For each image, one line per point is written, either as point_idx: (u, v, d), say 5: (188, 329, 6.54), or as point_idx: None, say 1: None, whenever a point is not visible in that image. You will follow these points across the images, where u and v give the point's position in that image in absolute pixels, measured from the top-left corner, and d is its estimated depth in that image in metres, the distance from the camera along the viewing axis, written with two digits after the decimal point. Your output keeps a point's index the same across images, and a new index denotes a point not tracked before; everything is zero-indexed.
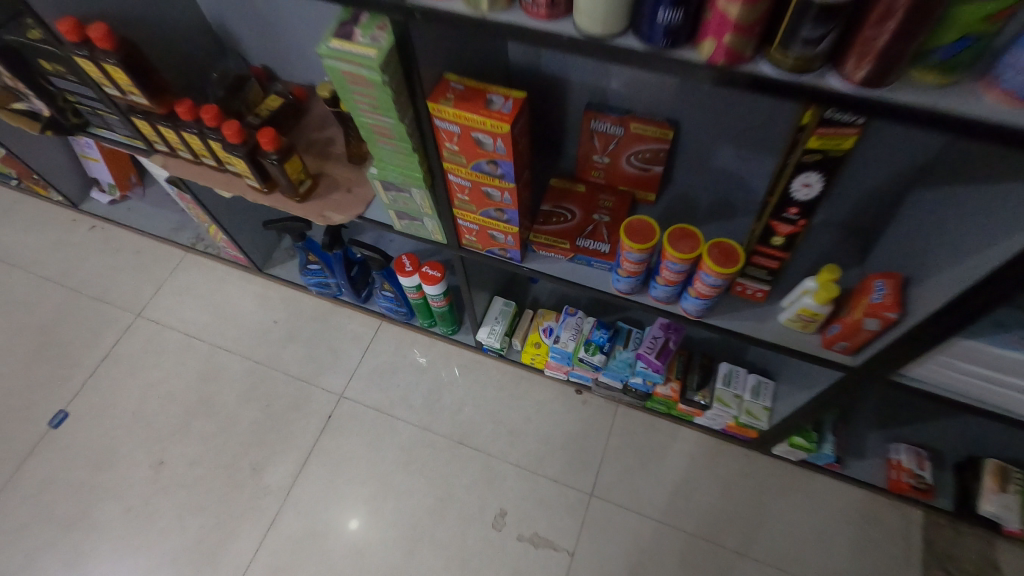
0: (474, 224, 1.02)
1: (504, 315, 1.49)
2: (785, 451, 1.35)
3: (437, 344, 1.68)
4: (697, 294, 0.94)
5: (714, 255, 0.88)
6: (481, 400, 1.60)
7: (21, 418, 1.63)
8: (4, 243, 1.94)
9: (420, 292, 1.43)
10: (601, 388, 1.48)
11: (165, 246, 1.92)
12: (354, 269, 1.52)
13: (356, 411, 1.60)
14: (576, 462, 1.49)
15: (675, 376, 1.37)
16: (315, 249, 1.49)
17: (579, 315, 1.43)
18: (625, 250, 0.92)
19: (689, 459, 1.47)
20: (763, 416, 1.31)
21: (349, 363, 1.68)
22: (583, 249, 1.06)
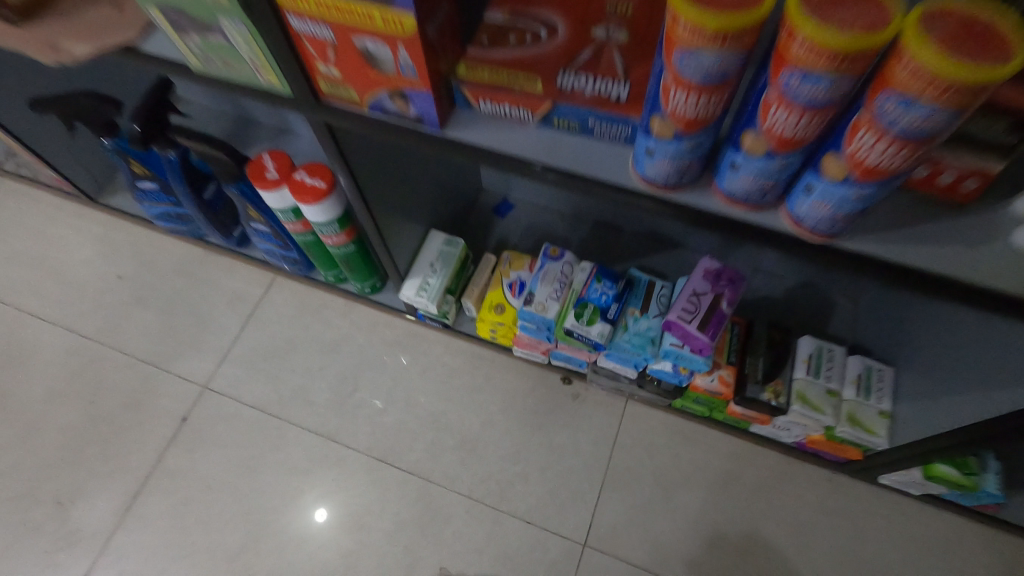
0: (324, 21, 0.45)
1: (444, 261, 0.90)
2: (906, 482, 0.82)
3: (355, 309, 1.12)
4: (849, 168, 0.38)
5: (935, 35, 0.31)
6: (417, 395, 1.04)
7: None
8: None
9: (302, 221, 0.86)
10: (602, 376, 0.93)
11: None
12: (210, 184, 0.96)
13: (227, 411, 1.04)
14: (560, 492, 0.95)
15: (726, 359, 0.82)
16: (135, 153, 0.89)
17: (569, 259, 0.87)
18: (676, 40, 0.35)
19: (736, 487, 0.94)
20: (878, 427, 0.78)
21: (219, 339, 1.11)
22: (566, 96, 0.48)
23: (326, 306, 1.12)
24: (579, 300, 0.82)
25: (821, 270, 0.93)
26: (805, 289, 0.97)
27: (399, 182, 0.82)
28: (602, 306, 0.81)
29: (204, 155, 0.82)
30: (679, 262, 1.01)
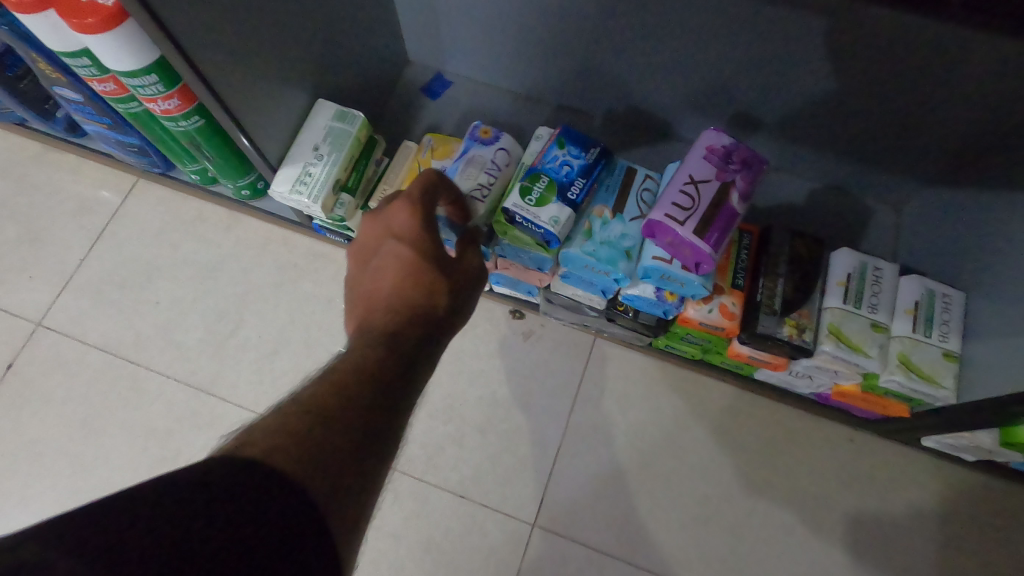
0: None
1: (338, 144, 0.64)
2: (963, 444, 0.61)
3: (240, 223, 0.85)
4: None
5: None
6: (321, 334, 0.80)
7: None
8: None
9: (115, 79, 0.58)
10: (560, 307, 0.69)
11: None
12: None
13: (71, 353, 0.79)
14: (504, 458, 0.73)
15: (732, 279, 0.58)
16: None
17: (511, 150, 0.62)
18: None
19: (731, 448, 0.72)
20: (943, 373, 0.55)
21: (60, 261, 0.84)
22: None
23: (203, 218, 0.85)
24: (529, 172, 0.56)
25: (858, 163, 0.67)
26: (833, 192, 0.72)
27: (239, 12, 0.53)
28: (562, 183, 0.55)
29: None
30: (665, 158, 0.75)
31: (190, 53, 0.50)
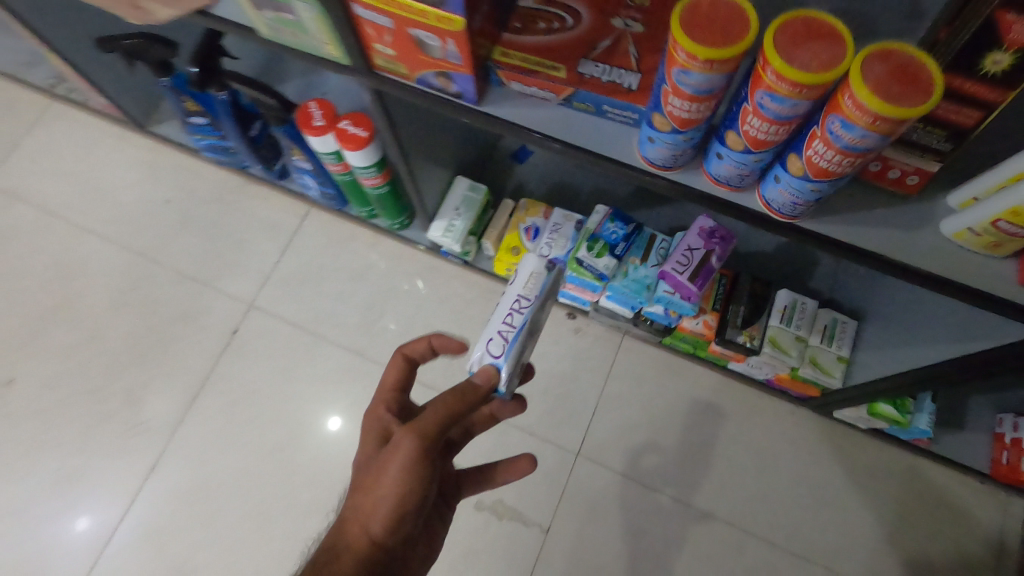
0: (380, 12, 0.53)
1: (469, 204, 1.01)
2: (856, 416, 0.96)
3: (382, 242, 1.23)
4: (806, 168, 0.48)
5: (872, 76, 0.40)
6: (438, 321, 1.18)
7: None
8: None
9: (344, 163, 0.96)
10: (604, 314, 1.06)
11: (23, 89, 1.40)
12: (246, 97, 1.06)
13: (271, 325, 1.19)
14: (560, 411, 1.10)
15: (713, 306, 0.93)
16: (187, 89, 0.99)
17: (572, 215, 1.00)
18: (676, 64, 0.44)
19: (712, 412, 1.09)
20: (837, 370, 0.91)
21: (261, 262, 1.24)
22: (588, 82, 0.57)
23: (357, 237, 1.24)
24: (592, 236, 0.93)
25: None
26: None
27: (428, 135, 0.90)
28: (611, 244, 0.92)
29: (255, 98, 0.91)
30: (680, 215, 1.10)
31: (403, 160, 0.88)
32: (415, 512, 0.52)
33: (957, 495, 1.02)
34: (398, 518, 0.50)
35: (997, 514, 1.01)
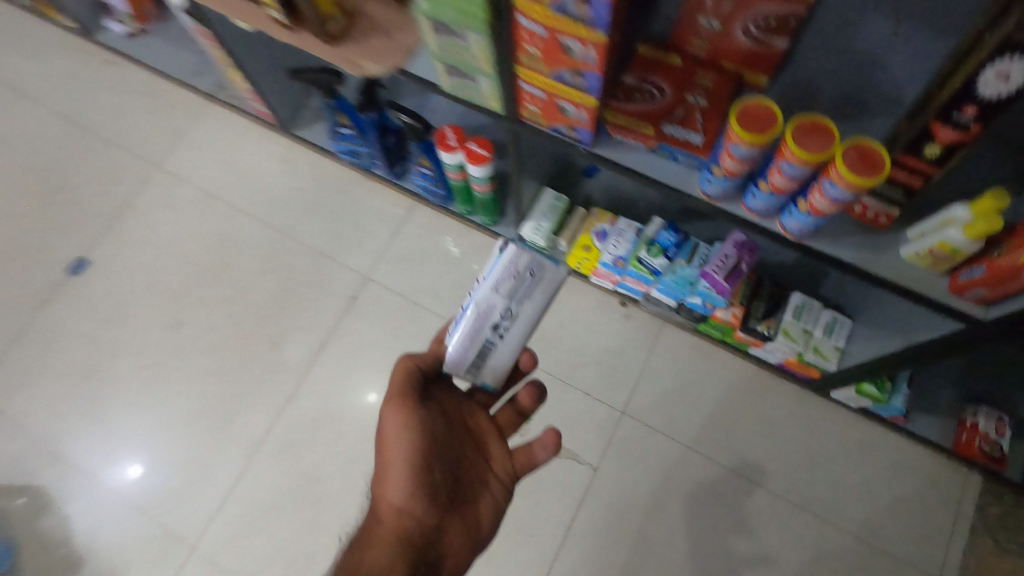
0: (540, 89, 0.82)
1: (553, 211, 1.33)
2: (847, 397, 1.23)
3: (472, 234, 1.53)
4: (810, 208, 0.76)
5: (850, 159, 0.68)
6: None
7: (44, 258, 1.58)
8: (24, 75, 1.80)
9: (462, 172, 1.26)
10: (651, 303, 1.34)
11: (187, 92, 1.73)
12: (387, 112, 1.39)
13: (381, 295, 1.50)
14: (610, 378, 1.38)
15: (740, 301, 1.20)
16: (347, 109, 1.32)
17: (635, 223, 1.29)
18: (731, 141, 0.72)
19: (732, 387, 1.36)
20: (832, 356, 1.17)
21: (375, 244, 1.54)
22: (669, 138, 0.87)
23: (452, 229, 1.54)
24: (650, 240, 1.22)
25: None
26: None
27: (533, 158, 1.20)
28: (665, 247, 1.21)
29: (406, 121, 1.23)
30: None
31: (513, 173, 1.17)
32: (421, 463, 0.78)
33: (927, 466, 1.27)
34: (407, 476, 0.77)
35: (958, 484, 1.26)
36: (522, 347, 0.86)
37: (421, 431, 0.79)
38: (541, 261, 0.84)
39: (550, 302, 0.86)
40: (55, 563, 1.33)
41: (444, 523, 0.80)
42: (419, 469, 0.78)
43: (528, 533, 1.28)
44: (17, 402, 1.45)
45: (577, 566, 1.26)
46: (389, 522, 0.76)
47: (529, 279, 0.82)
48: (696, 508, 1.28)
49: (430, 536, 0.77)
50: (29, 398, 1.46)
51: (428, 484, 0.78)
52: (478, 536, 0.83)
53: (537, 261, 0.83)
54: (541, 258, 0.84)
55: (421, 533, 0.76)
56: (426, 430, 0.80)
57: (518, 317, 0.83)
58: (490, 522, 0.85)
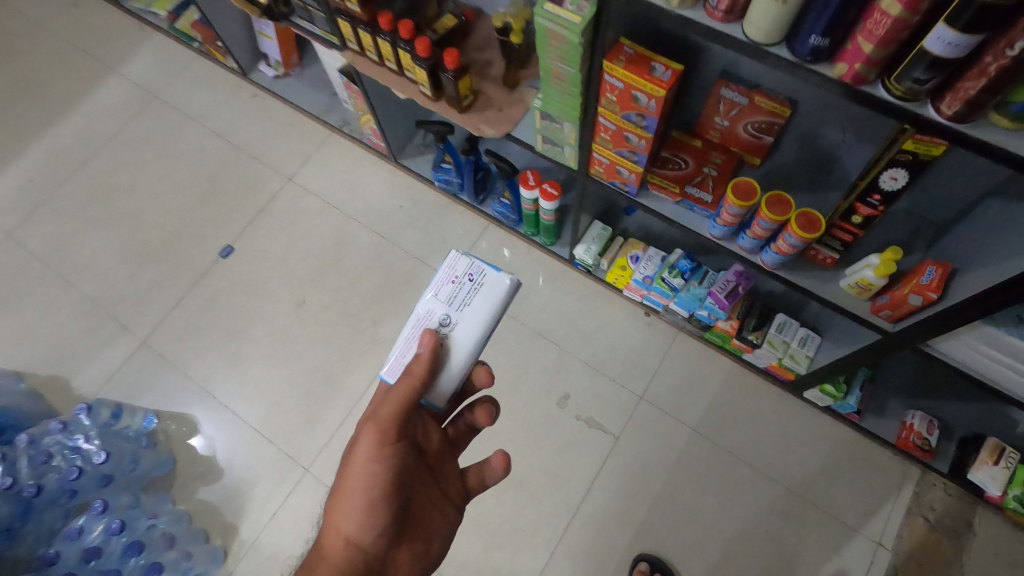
0: (606, 159, 1.25)
1: (600, 237, 1.75)
2: (815, 396, 1.61)
3: (533, 251, 1.95)
4: (778, 250, 1.17)
5: (801, 221, 1.09)
6: (562, 305, 1.88)
7: (201, 244, 2.05)
8: (190, 101, 2.32)
9: (534, 205, 1.69)
10: (670, 314, 1.74)
11: (316, 123, 2.22)
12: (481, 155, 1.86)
13: None
14: (633, 370, 1.78)
15: (736, 315, 1.60)
16: (452, 151, 1.79)
17: (661, 252, 1.72)
18: (727, 204, 1.15)
19: (729, 385, 1.74)
20: (804, 362, 1.55)
21: (457, 253, 1.98)
22: (689, 196, 1.29)
23: (517, 246, 1.97)
24: (672, 265, 1.65)
25: None
26: None
27: (590, 198, 1.64)
28: (683, 271, 1.64)
29: (497, 164, 1.67)
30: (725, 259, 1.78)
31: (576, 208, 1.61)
32: (381, 496, 0.95)
33: (879, 457, 1.63)
34: (368, 505, 0.94)
35: (902, 473, 1.61)
36: (467, 364, 1.03)
37: (382, 468, 0.95)
38: (490, 275, 1.05)
39: (495, 310, 1.04)
40: (202, 472, 1.73)
41: (391, 550, 0.97)
42: (375, 507, 0.94)
43: (562, 482, 1.66)
44: (177, 350, 1.90)
45: (598, 509, 1.63)
46: (341, 547, 0.93)
47: (480, 289, 1.04)
48: (694, 474, 1.65)
49: (376, 562, 0.94)
50: (184, 349, 1.90)
51: (380, 520, 0.94)
52: (428, 555, 1.03)
53: (478, 271, 1.06)
54: (490, 270, 1.05)
55: (368, 559, 0.93)
56: (390, 473, 0.95)
57: (476, 325, 1.03)
58: (437, 547, 1.04)
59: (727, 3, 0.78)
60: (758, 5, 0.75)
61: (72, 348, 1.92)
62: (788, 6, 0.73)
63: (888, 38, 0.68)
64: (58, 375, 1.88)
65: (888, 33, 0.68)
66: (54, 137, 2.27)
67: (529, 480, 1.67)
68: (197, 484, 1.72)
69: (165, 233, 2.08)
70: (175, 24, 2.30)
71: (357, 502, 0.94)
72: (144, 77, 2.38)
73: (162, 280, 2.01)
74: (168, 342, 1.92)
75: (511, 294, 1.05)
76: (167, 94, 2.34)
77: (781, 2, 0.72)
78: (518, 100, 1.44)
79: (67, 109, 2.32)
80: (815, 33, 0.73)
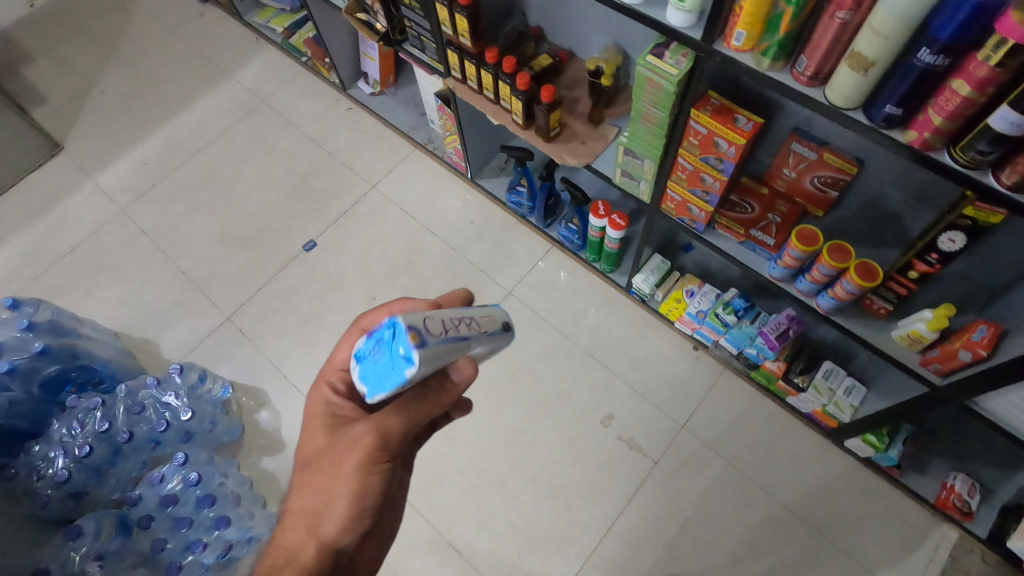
0: (679, 196, 1.37)
1: (658, 269, 1.85)
2: (856, 445, 1.65)
3: (591, 276, 2.07)
4: (835, 295, 1.25)
5: (859, 269, 1.18)
6: (614, 329, 1.98)
7: (288, 236, 2.25)
8: (292, 107, 2.56)
9: (600, 232, 1.81)
10: (718, 349, 1.82)
11: (402, 138, 2.42)
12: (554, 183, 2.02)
13: (517, 307, 2.05)
14: (678, 399, 1.86)
15: (785, 357, 1.67)
16: (529, 175, 1.94)
17: (715, 290, 1.80)
18: (790, 248, 1.25)
19: (770, 425, 1.80)
20: (848, 411, 1.60)
21: (520, 269, 2.11)
22: (753, 238, 1.39)
23: (577, 270, 2.09)
24: (726, 302, 1.73)
25: None
26: None
27: (655, 231, 1.75)
28: (736, 309, 1.72)
29: (571, 192, 1.81)
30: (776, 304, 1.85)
31: (641, 239, 1.72)
32: (369, 508, 0.93)
33: (915, 515, 1.65)
34: (353, 516, 0.92)
35: (939, 534, 1.62)
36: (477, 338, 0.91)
37: (372, 485, 0.92)
38: (397, 386, 0.79)
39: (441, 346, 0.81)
40: (264, 444, 1.88)
41: (361, 545, 0.99)
42: (360, 516, 0.93)
43: (599, 496, 1.74)
44: (256, 329, 2.08)
45: (630, 527, 1.70)
46: (316, 550, 0.93)
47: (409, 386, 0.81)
48: (727, 506, 1.70)
49: (345, 559, 0.96)
50: (263, 328, 2.08)
51: (361, 527, 0.94)
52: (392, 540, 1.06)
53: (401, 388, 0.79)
54: (391, 390, 0.78)
55: (339, 556, 0.95)
56: (381, 487, 0.93)
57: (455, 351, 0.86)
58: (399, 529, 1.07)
59: (813, 70, 0.90)
60: (840, 74, 0.86)
61: (165, 315, 2.12)
62: (867, 78, 0.84)
63: (956, 113, 0.79)
64: (149, 338, 2.08)
65: (956, 110, 0.78)
66: (171, 128, 2.54)
67: (568, 490, 1.76)
68: (261, 454, 1.87)
69: (258, 222, 2.29)
70: (290, 40, 2.58)
71: (341, 513, 0.92)
72: (254, 83, 2.64)
73: (250, 264, 2.21)
74: (249, 320, 2.10)
75: (431, 338, 0.80)
76: (273, 99, 2.59)
77: (862, 74, 0.84)
78: (600, 135, 1.57)
79: (186, 105, 2.60)
80: (891, 103, 0.84)
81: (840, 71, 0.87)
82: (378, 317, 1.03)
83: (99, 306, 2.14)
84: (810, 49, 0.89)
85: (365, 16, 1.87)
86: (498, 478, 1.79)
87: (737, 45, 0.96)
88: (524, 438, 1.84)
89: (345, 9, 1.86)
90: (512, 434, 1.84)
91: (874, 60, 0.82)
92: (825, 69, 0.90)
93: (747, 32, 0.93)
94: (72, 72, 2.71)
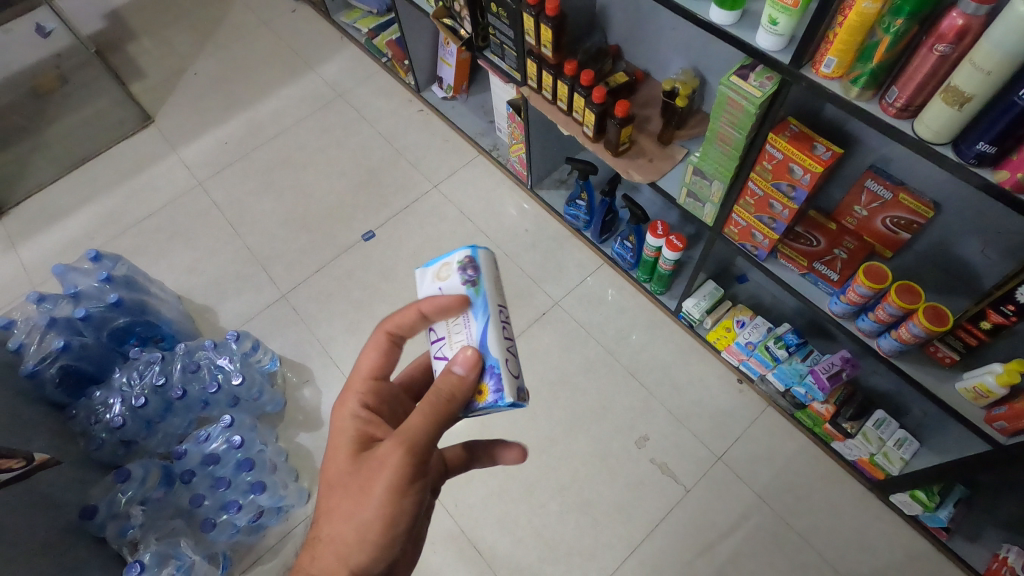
0: (744, 221, 1.37)
1: (711, 295, 1.83)
2: (902, 501, 1.59)
3: (640, 296, 2.06)
4: (900, 336, 1.22)
5: (927, 313, 1.15)
6: (658, 352, 1.96)
7: (349, 224, 2.34)
8: (368, 103, 2.67)
9: (656, 252, 1.81)
10: (764, 384, 1.78)
11: (468, 143, 2.49)
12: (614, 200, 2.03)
13: (563, 318, 2.06)
14: (716, 430, 1.82)
15: (834, 401, 1.62)
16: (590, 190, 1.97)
17: (768, 323, 1.77)
18: (857, 283, 1.23)
19: (811, 469, 1.74)
20: (898, 464, 1.52)
21: (569, 282, 2.13)
22: (816, 271, 1.37)
23: (626, 289, 2.09)
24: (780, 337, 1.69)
25: None
26: None
27: (712, 257, 1.73)
28: (789, 344, 1.68)
29: (631, 209, 1.82)
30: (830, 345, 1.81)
31: (698, 265, 1.71)
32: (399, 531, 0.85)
33: None
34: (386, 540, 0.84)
35: None
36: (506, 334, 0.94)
37: (404, 507, 0.84)
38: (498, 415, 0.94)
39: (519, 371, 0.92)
40: (304, 421, 1.94)
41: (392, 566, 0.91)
42: (392, 542, 0.85)
43: (626, 516, 1.72)
44: (308, 308, 2.16)
45: (655, 552, 1.66)
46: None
47: None
48: (757, 546, 1.65)
49: None
50: (316, 308, 2.16)
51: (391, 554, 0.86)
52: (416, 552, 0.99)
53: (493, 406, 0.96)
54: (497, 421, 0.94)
55: None
56: (412, 509, 0.85)
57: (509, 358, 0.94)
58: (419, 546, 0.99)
59: (903, 102, 0.90)
60: (932, 107, 0.86)
61: (226, 286, 2.23)
62: (961, 114, 0.84)
63: None
64: (208, 306, 2.18)
65: None
66: (254, 112, 2.69)
67: (595, 506, 1.74)
68: (299, 429, 1.93)
69: (323, 208, 2.39)
70: (372, 41, 2.70)
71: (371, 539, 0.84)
72: (334, 79, 2.77)
73: (311, 247, 2.30)
74: (303, 299, 2.18)
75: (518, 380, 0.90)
76: (351, 95, 2.71)
77: (956, 109, 0.83)
78: (668, 155, 1.58)
79: (269, 93, 2.75)
80: (985, 139, 0.83)
81: (933, 104, 0.86)
82: (406, 316, 0.93)
83: (168, 270, 2.26)
84: (902, 80, 0.89)
85: (451, 22, 1.96)
86: (527, 484, 1.79)
87: (825, 72, 0.96)
88: (556, 448, 1.83)
89: (432, 14, 1.95)
90: (544, 443, 1.84)
91: (970, 95, 0.81)
92: (916, 102, 0.89)
93: (837, 59, 0.93)
94: (170, 53, 2.91)
